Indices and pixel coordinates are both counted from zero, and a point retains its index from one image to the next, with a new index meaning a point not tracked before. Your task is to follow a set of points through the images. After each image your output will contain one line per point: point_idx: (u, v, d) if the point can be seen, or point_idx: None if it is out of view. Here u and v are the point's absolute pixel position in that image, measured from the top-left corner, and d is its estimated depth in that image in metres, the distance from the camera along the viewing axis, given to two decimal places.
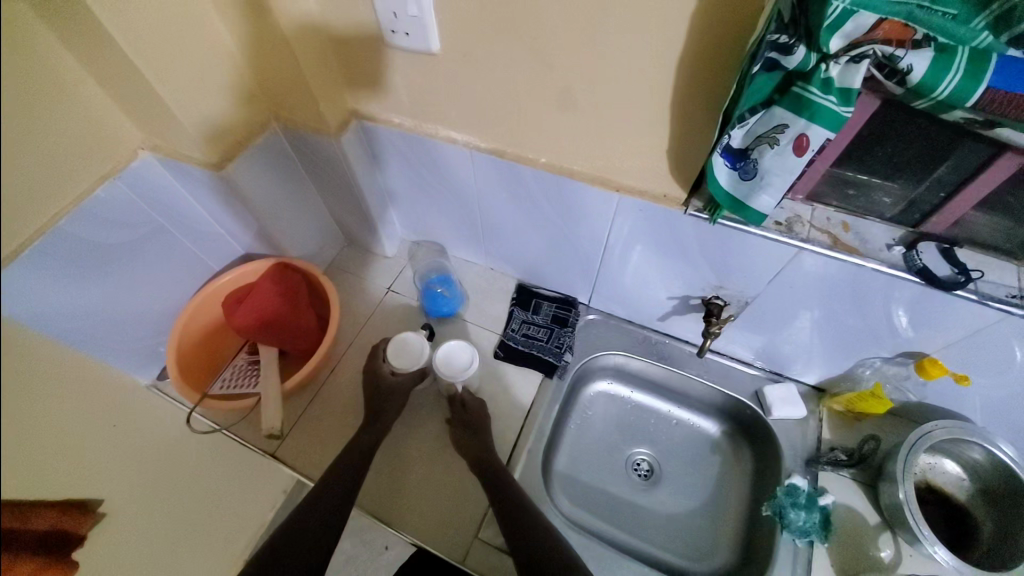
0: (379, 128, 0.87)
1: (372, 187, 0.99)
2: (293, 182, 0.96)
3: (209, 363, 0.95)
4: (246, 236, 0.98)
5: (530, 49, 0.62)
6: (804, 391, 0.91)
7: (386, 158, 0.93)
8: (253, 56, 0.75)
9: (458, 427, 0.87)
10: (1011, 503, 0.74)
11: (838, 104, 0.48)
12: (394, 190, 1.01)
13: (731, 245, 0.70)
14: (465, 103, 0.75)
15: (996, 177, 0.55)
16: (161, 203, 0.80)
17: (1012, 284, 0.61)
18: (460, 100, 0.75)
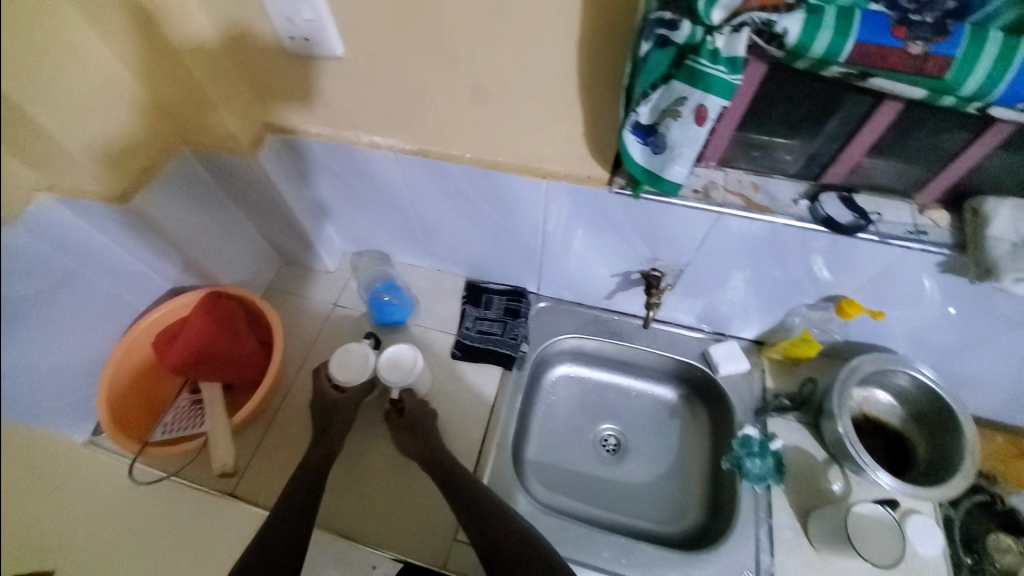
0: (297, 140, 0.83)
1: (301, 203, 0.95)
2: (213, 206, 0.91)
3: (146, 410, 0.89)
4: (169, 268, 0.92)
5: (436, 47, 0.63)
6: (746, 346, 0.96)
7: (310, 170, 0.90)
8: (146, 79, 0.71)
9: (405, 433, 0.85)
10: (936, 420, 0.82)
11: (728, 72, 0.51)
12: (324, 203, 0.98)
13: (659, 217, 0.73)
14: (382, 105, 0.74)
15: (880, 124, 0.60)
16: (74, 247, 0.72)
17: (908, 221, 0.66)
18: (375, 103, 0.74)
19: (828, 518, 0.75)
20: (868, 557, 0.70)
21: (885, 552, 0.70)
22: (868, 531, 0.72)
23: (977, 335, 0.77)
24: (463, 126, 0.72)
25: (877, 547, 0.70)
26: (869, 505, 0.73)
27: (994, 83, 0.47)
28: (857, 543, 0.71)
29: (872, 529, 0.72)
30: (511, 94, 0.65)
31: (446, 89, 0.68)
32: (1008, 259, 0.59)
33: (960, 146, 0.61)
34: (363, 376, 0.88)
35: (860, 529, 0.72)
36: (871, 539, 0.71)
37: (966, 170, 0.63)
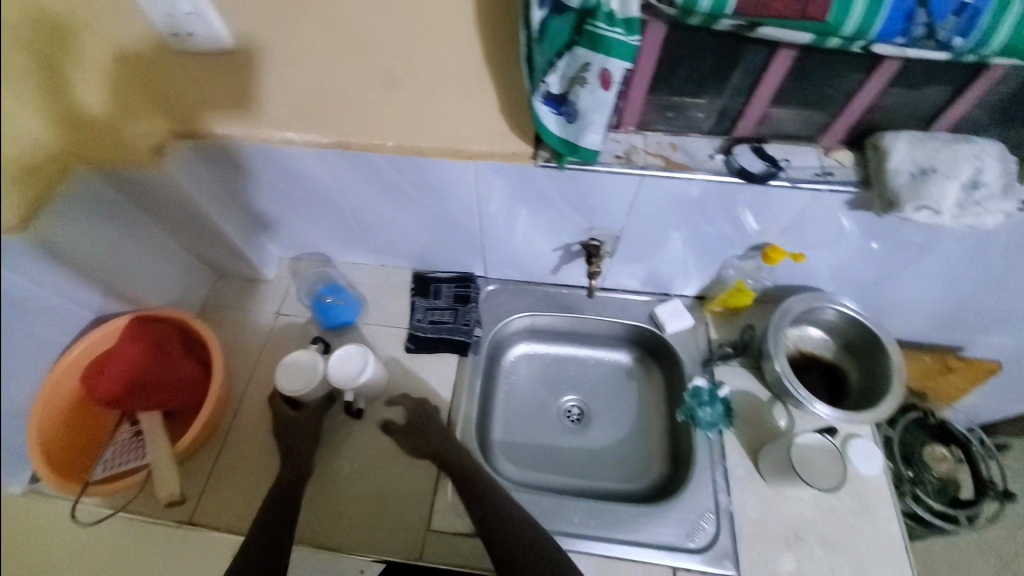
0: (205, 143, 0.78)
1: (225, 207, 0.90)
2: (129, 225, 0.84)
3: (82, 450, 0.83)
4: (88, 297, 0.85)
5: (330, 25, 0.62)
6: (690, 303, 0.99)
7: (228, 176, 0.85)
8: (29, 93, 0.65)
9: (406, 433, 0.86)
10: (865, 349, 0.89)
11: (626, 34, 0.51)
12: (252, 209, 0.93)
13: (588, 186, 0.74)
14: (298, 96, 0.71)
15: (779, 72, 0.62)
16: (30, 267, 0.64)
17: (816, 164, 0.70)
18: (284, 98, 0.72)
19: (776, 453, 0.79)
20: (810, 482, 0.75)
21: (825, 475, 0.75)
22: (811, 460, 0.77)
23: (890, 265, 0.83)
24: (384, 111, 0.71)
25: (818, 471, 0.76)
26: (810, 437, 0.78)
27: (870, 19, 0.50)
28: (800, 470, 0.76)
29: (813, 456, 0.77)
30: (429, 72, 0.65)
31: (366, 73, 0.67)
32: (906, 188, 0.63)
33: (854, 87, 0.64)
34: (314, 384, 0.84)
35: (803, 458, 0.77)
36: (813, 464, 0.76)
37: (863, 110, 0.67)
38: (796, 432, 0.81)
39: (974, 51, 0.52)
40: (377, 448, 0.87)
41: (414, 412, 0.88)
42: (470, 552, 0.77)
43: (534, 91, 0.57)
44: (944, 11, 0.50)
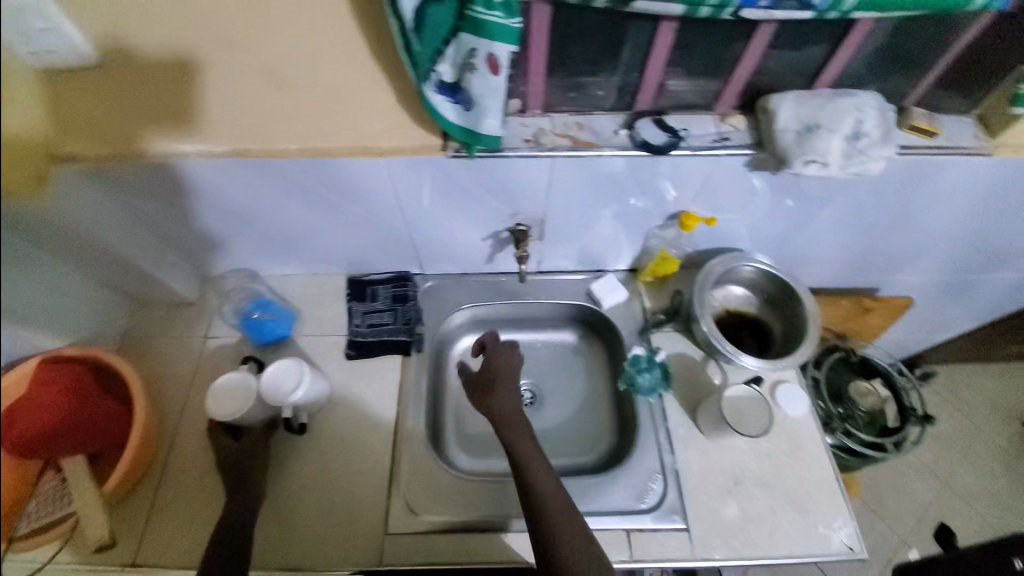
0: (104, 169, 0.72)
1: (136, 238, 0.86)
2: None
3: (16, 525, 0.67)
4: None
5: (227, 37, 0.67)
6: (623, 277, 1.03)
7: (135, 206, 0.81)
8: None
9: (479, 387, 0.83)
10: (783, 300, 0.95)
11: (506, 16, 0.51)
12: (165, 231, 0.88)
13: (502, 171, 0.74)
14: (191, 108, 0.70)
15: (664, 45, 0.65)
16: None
17: (713, 130, 0.73)
18: (171, 105, 0.70)
19: (711, 408, 0.84)
20: (741, 432, 0.80)
21: (754, 424, 0.81)
22: (740, 411, 0.82)
23: (796, 218, 0.88)
24: (284, 111, 0.70)
25: (746, 421, 0.81)
26: (737, 389, 0.83)
27: None
28: (731, 421, 0.81)
29: (740, 407, 0.82)
30: (319, 73, 0.69)
31: (257, 76, 0.69)
32: (794, 145, 0.67)
33: (738, 52, 0.67)
34: (247, 406, 0.80)
35: (733, 410, 0.82)
36: (743, 416, 0.82)
37: (750, 74, 0.70)
38: (725, 387, 0.86)
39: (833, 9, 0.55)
40: (327, 459, 0.85)
41: (362, 417, 0.89)
42: (430, 547, 0.78)
43: (425, 80, 0.56)
44: None
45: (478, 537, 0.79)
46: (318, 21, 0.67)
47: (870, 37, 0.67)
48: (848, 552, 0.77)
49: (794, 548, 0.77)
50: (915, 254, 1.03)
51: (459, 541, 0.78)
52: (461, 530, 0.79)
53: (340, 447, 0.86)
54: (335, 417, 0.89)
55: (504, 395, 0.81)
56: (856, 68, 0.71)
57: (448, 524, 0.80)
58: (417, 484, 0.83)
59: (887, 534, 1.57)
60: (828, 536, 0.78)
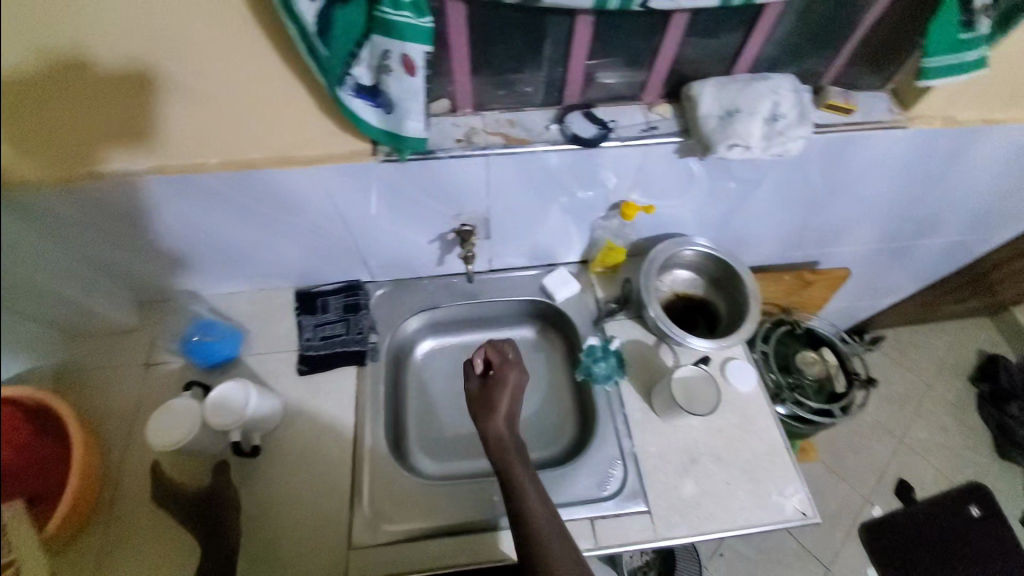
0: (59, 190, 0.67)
1: (94, 263, 0.80)
2: None
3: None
4: None
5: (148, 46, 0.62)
6: (575, 269, 1.04)
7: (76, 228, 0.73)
8: None
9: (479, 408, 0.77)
10: (727, 280, 0.98)
11: (415, 16, 0.51)
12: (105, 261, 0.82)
13: (437, 173, 0.74)
14: (101, 123, 0.66)
15: (584, 38, 0.66)
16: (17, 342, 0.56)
17: (641, 120, 0.75)
18: (102, 123, 0.66)
19: (665, 391, 0.86)
20: (690, 411, 0.83)
21: (703, 401, 0.84)
22: (691, 390, 0.84)
23: (731, 200, 0.91)
24: (203, 123, 0.69)
25: (696, 400, 0.83)
26: (686, 371, 0.86)
27: None
28: (682, 401, 0.83)
29: (691, 388, 0.85)
30: (231, 82, 0.66)
31: (165, 88, 0.65)
32: (717, 130, 0.69)
33: (656, 43, 0.69)
34: (194, 431, 0.77)
35: (684, 390, 0.84)
36: (693, 395, 0.84)
37: (671, 63, 0.72)
38: (675, 368, 0.89)
39: None
40: (285, 479, 0.82)
41: (319, 431, 0.87)
42: (396, 558, 0.77)
43: (341, 84, 0.56)
44: None
45: (447, 542, 0.78)
46: (219, 23, 0.62)
47: (780, 22, 0.70)
48: (800, 517, 0.81)
49: (750, 518, 0.80)
50: (848, 226, 1.08)
51: (426, 547, 0.78)
52: (427, 536, 0.79)
53: (297, 465, 0.84)
54: (290, 435, 0.86)
55: (499, 417, 0.75)
56: (770, 52, 0.74)
57: (413, 531, 0.79)
58: (380, 495, 0.82)
59: (851, 494, 1.65)
60: (782, 504, 0.81)
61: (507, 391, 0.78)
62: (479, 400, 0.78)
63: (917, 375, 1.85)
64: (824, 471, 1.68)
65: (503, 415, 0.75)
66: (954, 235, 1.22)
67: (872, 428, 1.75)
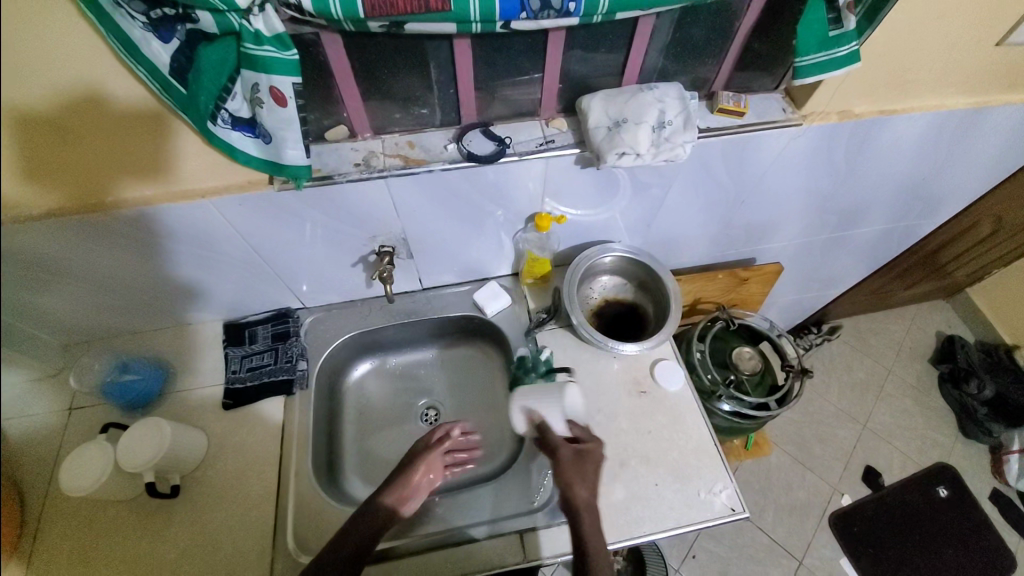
0: (34, 225, 0.70)
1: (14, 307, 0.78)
2: None
3: None
4: None
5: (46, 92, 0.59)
6: (505, 281, 1.05)
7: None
8: None
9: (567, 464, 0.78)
10: (651, 281, 1.00)
11: (279, 50, 0.53)
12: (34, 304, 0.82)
13: (339, 198, 0.75)
14: (51, 169, 0.66)
15: (467, 59, 0.67)
16: None
17: (538, 135, 0.78)
18: (44, 167, 0.65)
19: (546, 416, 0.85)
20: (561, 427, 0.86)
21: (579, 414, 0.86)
22: (577, 402, 0.86)
23: (646, 205, 0.94)
24: (83, 163, 0.67)
25: (574, 411, 0.85)
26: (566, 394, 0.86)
27: (488, 3, 0.54)
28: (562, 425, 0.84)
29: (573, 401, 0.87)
30: (99, 123, 0.63)
31: (78, 132, 0.63)
32: (606, 140, 0.71)
33: (542, 61, 0.71)
34: (92, 484, 0.75)
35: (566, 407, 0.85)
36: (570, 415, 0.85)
37: (560, 79, 0.74)
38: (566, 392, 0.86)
39: (594, 11, 0.57)
40: (212, 515, 0.81)
41: (249, 464, 0.86)
42: None
43: (214, 118, 0.56)
44: None
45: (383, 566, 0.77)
46: (102, 73, 0.59)
47: (661, 33, 0.72)
48: (729, 513, 0.81)
49: (680, 518, 0.81)
50: (774, 222, 1.11)
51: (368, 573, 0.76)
52: (387, 557, 0.78)
53: (221, 503, 0.82)
54: (217, 471, 0.85)
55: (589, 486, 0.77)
56: (657, 63, 0.77)
57: (383, 553, 0.79)
58: (305, 524, 0.81)
59: (819, 484, 1.66)
60: (711, 501, 0.82)
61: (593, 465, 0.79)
62: (572, 471, 0.77)
63: (874, 360, 1.89)
64: (791, 461, 1.69)
65: (588, 485, 0.77)
66: (883, 222, 1.27)
67: (836, 416, 1.78)
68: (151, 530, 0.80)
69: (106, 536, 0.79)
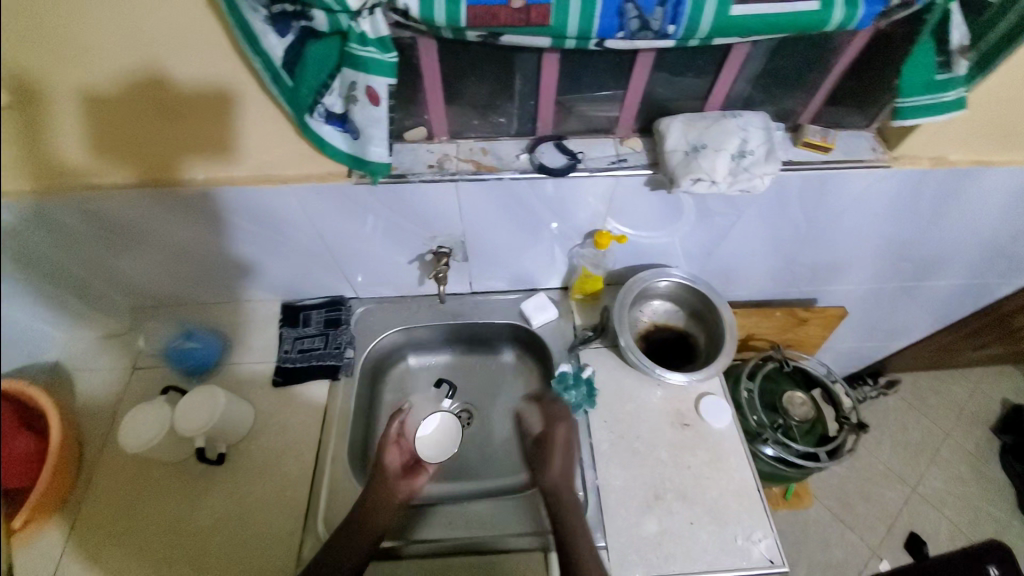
0: (133, 191, 0.77)
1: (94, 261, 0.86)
2: None
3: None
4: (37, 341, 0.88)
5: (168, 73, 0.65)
6: (555, 294, 1.04)
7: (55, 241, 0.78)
8: None
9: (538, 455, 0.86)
10: (705, 312, 0.98)
11: (381, 52, 0.55)
12: (115, 264, 0.89)
13: (409, 196, 0.77)
14: (154, 138, 0.72)
15: (553, 71, 0.68)
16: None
17: (611, 153, 0.77)
18: (149, 137, 0.72)
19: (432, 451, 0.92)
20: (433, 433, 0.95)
21: (451, 424, 0.96)
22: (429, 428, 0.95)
23: (710, 233, 0.91)
24: (179, 137, 0.72)
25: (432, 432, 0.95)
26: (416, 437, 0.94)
27: (588, 19, 0.54)
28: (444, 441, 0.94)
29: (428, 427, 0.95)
30: (204, 102, 0.69)
31: (181, 105, 0.69)
32: (682, 164, 0.70)
33: (626, 80, 0.71)
34: (145, 439, 0.80)
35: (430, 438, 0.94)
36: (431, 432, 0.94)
37: (641, 100, 0.74)
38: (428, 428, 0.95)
39: (692, 34, 0.56)
40: (248, 486, 0.84)
41: (288, 439, 0.89)
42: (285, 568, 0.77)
43: (311, 111, 0.60)
44: (651, 3, 0.54)
45: (389, 564, 0.78)
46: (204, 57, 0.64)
47: (753, 61, 0.70)
48: (767, 564, 0.77)
49: (714, 562, 0.77)
50: (841, 264, 1.06)
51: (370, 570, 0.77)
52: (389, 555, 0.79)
53: (259, 476, 0.85)
54: (260, 445, 0.88)
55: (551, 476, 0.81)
56: (744, 92, 0.75)
57: (387, 550, 0.79)
58: (334, 508, 0.82)
59: (857, 545, 1.55)
60: (749, 549, 0.78)
61: (562, 453, 0.83)
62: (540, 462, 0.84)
63: (931, 422, 1.76)
64: (829, 517, 1.59)
65: (557, 471, 0.81)
66: (961, 278, 1.18)
67: (883, 476, 1.66)
68: (190, 492, 0.83)
69: (150, 491, 0.84)
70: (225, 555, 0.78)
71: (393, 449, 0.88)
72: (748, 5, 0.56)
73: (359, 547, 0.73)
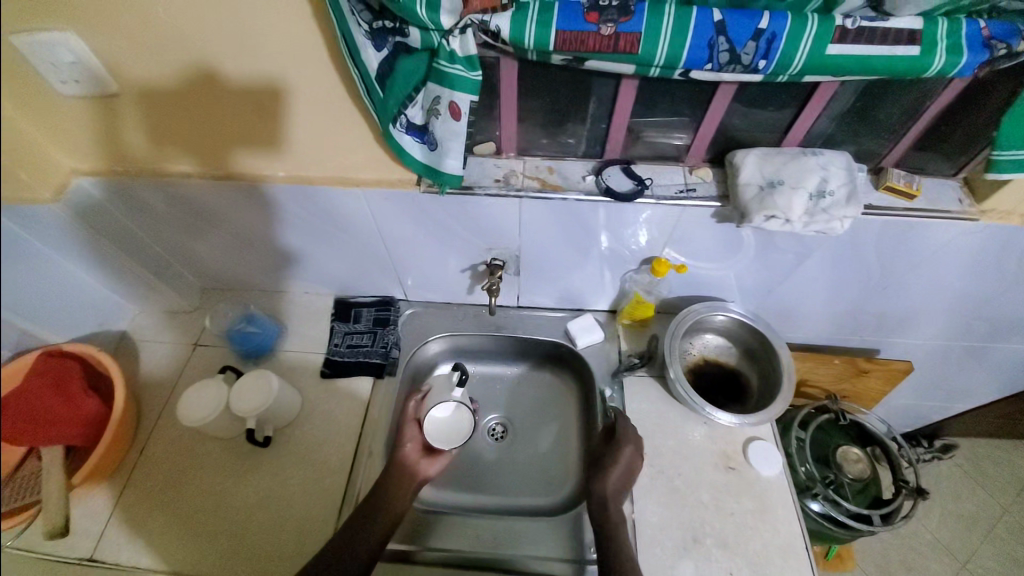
0: (217, 182, 0.82)
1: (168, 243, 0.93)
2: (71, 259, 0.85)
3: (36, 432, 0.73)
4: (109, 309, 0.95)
5: (265, 75, 0.70)
6: (602, 317, 1.03)
7: (121, 221, 0.88)
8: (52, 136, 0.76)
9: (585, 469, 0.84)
10: (760, 353, 0.94)
11: (467, 69, 0.57)
12: (190, 246, 0.95)
13: (473, 208, 0.79)
14: (242, 134, 0.77)
15: (630, 97, 0.68)
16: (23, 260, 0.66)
17: (679, 181, 0.76)
18: (237, 132, 0.77)
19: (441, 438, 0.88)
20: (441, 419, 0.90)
21: (466, 419, 0.91)
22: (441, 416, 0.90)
23: (774, 270, 0.87)
24: (264, 135, 0.77)
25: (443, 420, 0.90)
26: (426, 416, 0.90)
27: (676, 50, 0.54)
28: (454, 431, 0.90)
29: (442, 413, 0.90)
30: (293, 104, 0.73)
31: (271, 105, 0.73)
32: (755, 199, 0.68)
33: (703, 110, 0.70)
34: (199, 416, 0.83)
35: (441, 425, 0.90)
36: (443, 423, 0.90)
37: (716, 131, 0.72)
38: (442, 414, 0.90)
39: (783, 71, 0.56)
40: (287, 472, 0.87)
41: (328, 430, 0.91)
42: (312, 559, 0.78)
43: (394, 121, 0.62)
44: (743, 37, 0.53)
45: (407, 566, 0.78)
46: (296, 63, 0.68)
47: (841, 99, 0.68)
48: None
49: None
50: (910, 316, 0.99)
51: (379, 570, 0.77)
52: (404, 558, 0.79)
53: (299, 465, 0.87)
54: (304, 434, 0.91)
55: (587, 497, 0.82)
56: (827, 130, 0.72)
57: (400, 553, 0.80)
58: None
59: None
60: None
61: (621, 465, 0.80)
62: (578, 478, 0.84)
63: None
64: None
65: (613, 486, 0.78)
66: None
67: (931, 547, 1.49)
68: (233, 472, 0.87)
69: (196, 467, 0.88)
70: (258, 537, 0.81)
71: (412, 429, 0.89)
72: (845, 43, 0.54)
73: (368, 544, 0.73)
